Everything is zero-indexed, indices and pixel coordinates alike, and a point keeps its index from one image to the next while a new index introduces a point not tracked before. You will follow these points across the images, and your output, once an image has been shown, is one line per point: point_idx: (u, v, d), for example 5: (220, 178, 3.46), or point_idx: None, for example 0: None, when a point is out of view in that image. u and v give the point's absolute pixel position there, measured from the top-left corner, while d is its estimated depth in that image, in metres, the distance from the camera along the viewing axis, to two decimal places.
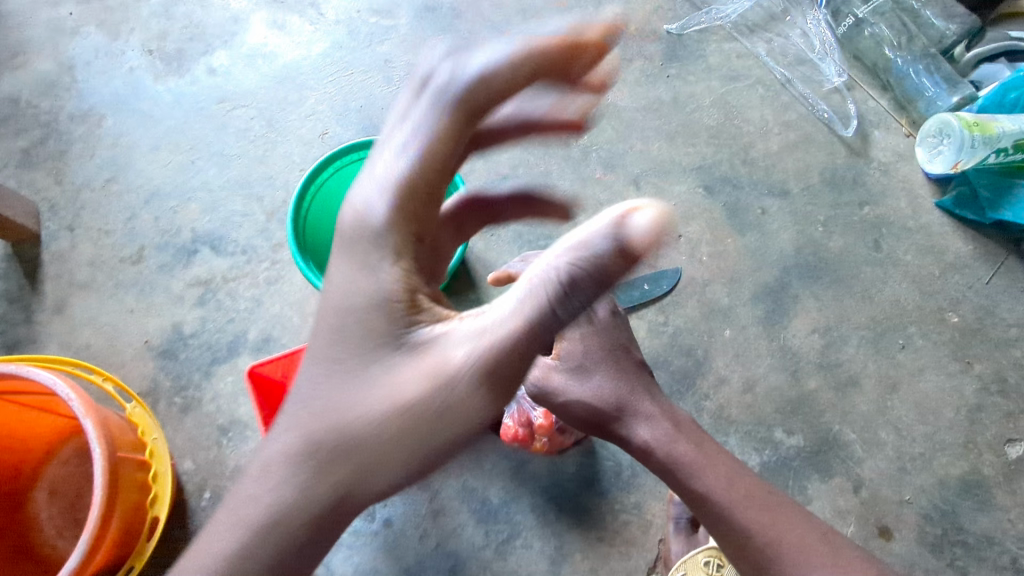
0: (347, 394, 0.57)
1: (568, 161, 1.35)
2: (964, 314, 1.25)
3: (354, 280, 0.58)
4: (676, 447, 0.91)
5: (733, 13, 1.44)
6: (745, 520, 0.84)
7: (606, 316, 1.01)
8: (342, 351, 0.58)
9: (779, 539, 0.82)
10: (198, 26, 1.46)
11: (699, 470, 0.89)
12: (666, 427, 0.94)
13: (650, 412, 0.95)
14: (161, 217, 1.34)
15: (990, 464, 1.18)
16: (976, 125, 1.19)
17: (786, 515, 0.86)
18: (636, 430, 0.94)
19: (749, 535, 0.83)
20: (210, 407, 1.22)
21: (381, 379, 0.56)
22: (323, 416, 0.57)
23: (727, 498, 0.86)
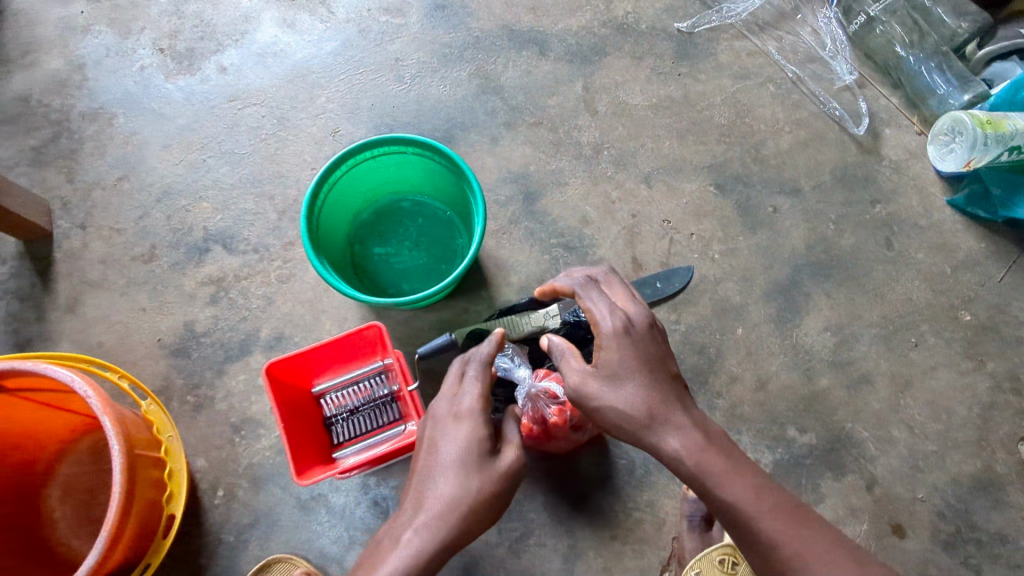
0: (447, 493, 0.74)
1: (579, 159, 1.35)
2: (976, 312, 1.25)
3: (459, 407, 0.80)
4: (706, 456, 0.75)
5: (744, 12, 1.44)
6: (770, 531, 0.71)
7: (643, 321, 0.83)
8: (456, 453, 0.76)
9: (807, 557, 0.70)
10: (208, 25, 1.46)
11: (725, 477, 0.74)
12: (698, 437, 0.77)
13: (685, 421, 0.78)
14: (173, 215, 1.34)
15: (1003, 462, 1.19)
16: (989, 123, 1.18)
17: (816, 530, 0.72)
18: (665, 440, 0.77)
19: (774, 549, 0.71)
20: (223, 405, 1.22)
21: (485, 466, 0.76)
22: (425, 513, 0.73)
23: (752, 508, 0.72)
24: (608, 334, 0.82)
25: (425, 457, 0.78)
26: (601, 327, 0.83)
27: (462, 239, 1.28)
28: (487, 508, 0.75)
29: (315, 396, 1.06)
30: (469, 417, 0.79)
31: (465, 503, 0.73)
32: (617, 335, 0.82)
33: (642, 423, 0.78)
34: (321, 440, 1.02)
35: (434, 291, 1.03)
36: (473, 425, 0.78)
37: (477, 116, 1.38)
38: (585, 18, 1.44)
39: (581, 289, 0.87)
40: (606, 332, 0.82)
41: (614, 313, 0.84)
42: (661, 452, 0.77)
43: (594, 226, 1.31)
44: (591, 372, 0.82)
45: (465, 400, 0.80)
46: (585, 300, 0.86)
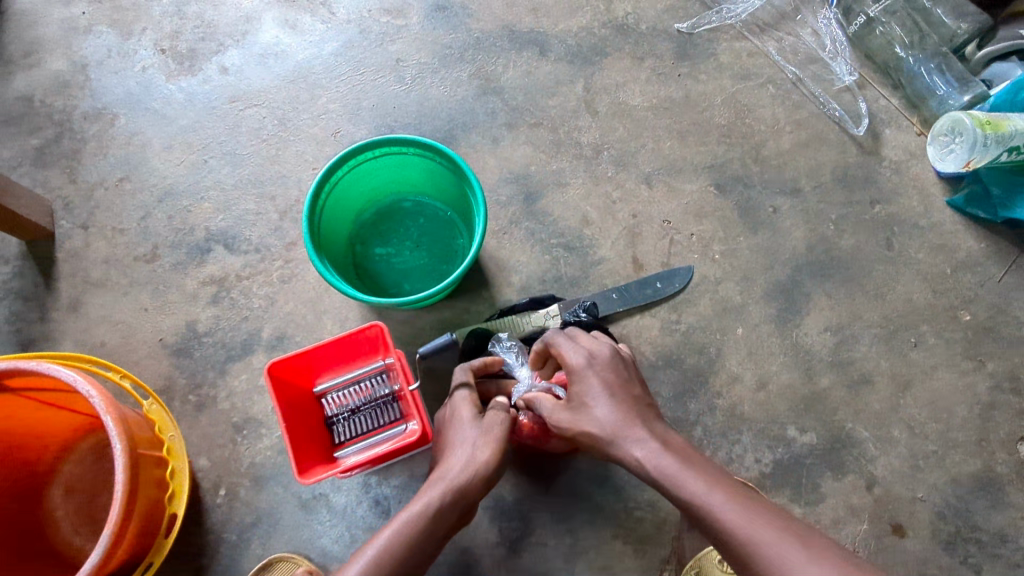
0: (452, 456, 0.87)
1: (580, 160, 1.35)
2: (975, 313, 1.26)
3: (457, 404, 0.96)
4: (663, 458, 0.78)
5: (744, 13, 1.44)
6: (722, 519, 0.71)
7: (606, 353, 0.89)
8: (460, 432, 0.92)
9: (758, 541, 0.68)
10: (209, 26, 1.47)
11: (681, 475, 0.76)
12: (659, 444, 0.80)
13: (645, 433, 0.81)
14: (175, 215, 1.34)
15: (1003, 462, 1.19)
16: (988, 124, 1.19)
17: (772, 519, 0.70)
18: (627, 453, 0.81)
19: (729, 540, 0.70)
20: (225, 405, 1.23)
21: (483, 431, 0.91)
22: (436, 476, 0.86)
23: (703, 499, 0.74)
24: (574, 368, 0.89)
25: (439, 445, 0.94)
26: (568, 363, 0.90)
27: (463, 239, 1.28)
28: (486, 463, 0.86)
29: (316, 395, 1.06)
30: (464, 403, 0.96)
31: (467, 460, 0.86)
32: (582, 367, 0.88)
33: (608, 442, 0.83)
34: (323, 439, 1.03)
35: (433, 291, 1.03)
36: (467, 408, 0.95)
37: (478, 117, 1.39)
38: (585, 19, 1.45)
39: (551, 336, 0.95)
40: (575, 367, 0.89)
41: (578, 349, 0.90)
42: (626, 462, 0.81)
43: (595, 227, 1.31)
44: (566, 407, 0.89)
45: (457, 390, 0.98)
46: (553, 344, 0.93)
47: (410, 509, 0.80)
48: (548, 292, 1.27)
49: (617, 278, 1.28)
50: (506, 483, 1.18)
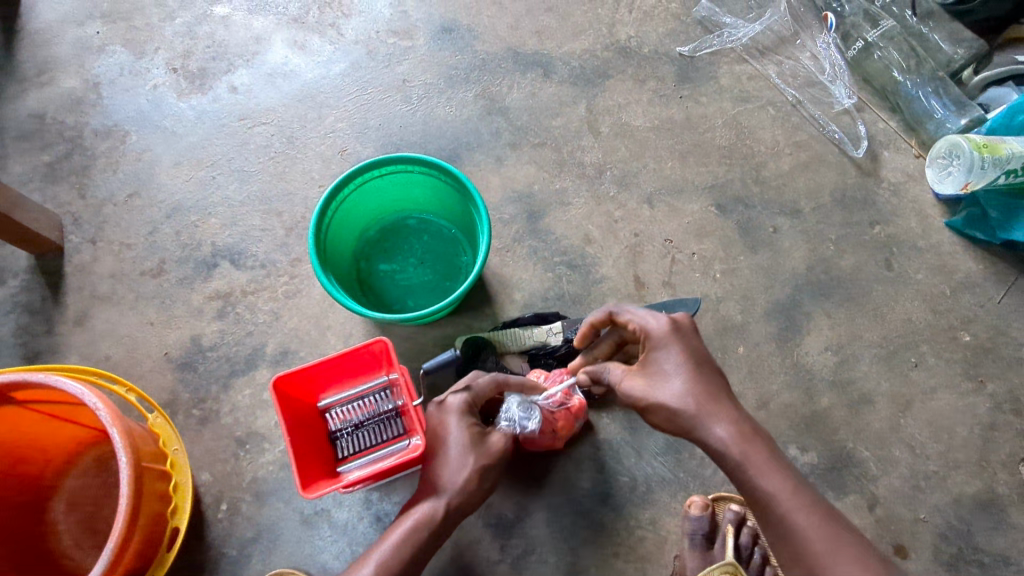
0: (447, 470, 0.93)
1: (582, 179, 1.37)
2: (975, 333, 1.26)
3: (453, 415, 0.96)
4: (748, 449, 0.84)
5: (745, 38, 1.47)
6: (804, 524, 0.80)
7: (688, 325, 0.91)
8: (459, 443, 0.94)
9: (838, 556, 0.78)
10: (220, 46, 1.50)
11: (766, 470, 0.83)
12: (745, 430, 0.85)
13: (734, 415, 0.86)
14: (182, 231, 1.36)
15: (1004, 483, 1.19)
16: (986, 146, 1.21)
17: (848, 536, 0.80)
18: (710, 432, 0.85)
19: (806, 542, 0.80)
20: (228, 420, 1.23)
21: (478, 449, 0.95)
22: (429, 486, 0.94)
23: (790, 501, 0.81)
24: (653, 336, 0.90)
25: (431, 439, 0.97)
26: (647, 330, 0.91)
27: (467, 256, 1.30)
28: (481, 486, 0.94)
29: (321, 409, 1.06)
30: (466, 411, 0.96)
31: (462, 479, 0.93)
32: (665, 334, 0.89)
33: (688, 415, 0.85)
34: (326, 454, 1.03)
35: (439, 307, 1.05)
36: (466, 416, 0.96)
37: (483, 136, 1.41)
38: (589, 42, 1.48)
39: (615, 309, 0.96)
40: (654, 333, 0.90)
41: (658, 316, 0.91)
42: (706, 440, 0.85)
43: (597, 245, 1.33)
44: (639, 373, 0.91)
45: (461, 400, 0.96)
46: (623, 314, 0.95)
47: (406, 525, 0.92)
48: (552, 308, 1.29)
49: (620, 297, 1.29)
50: (507, 499, 1.18)
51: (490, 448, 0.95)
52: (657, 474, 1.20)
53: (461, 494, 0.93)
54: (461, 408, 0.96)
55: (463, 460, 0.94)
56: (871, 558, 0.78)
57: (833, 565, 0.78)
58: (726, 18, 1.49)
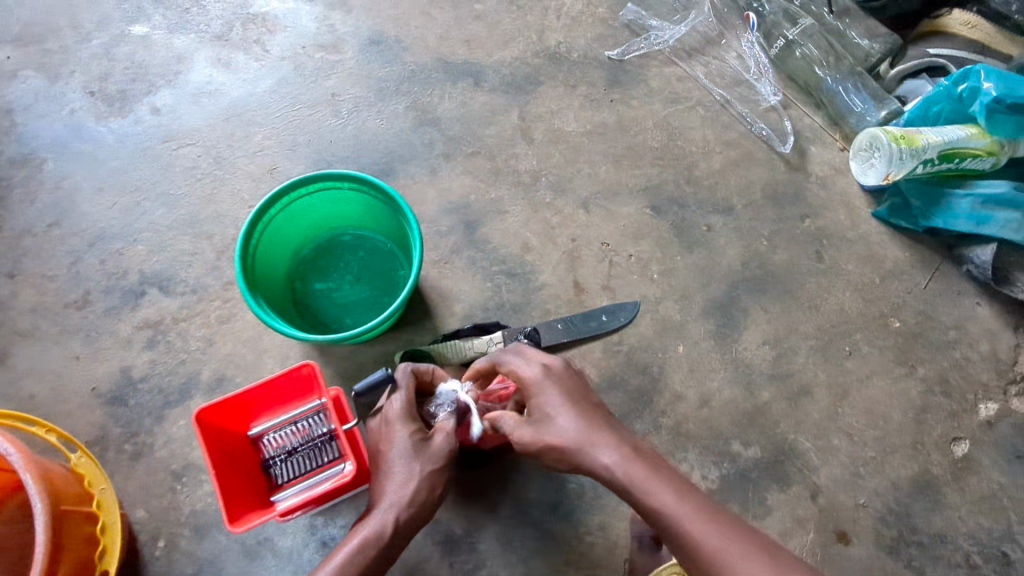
0: (394, 480, 0.90)
1: (518, 187, 1.37)
2: (905, 319, 1.30)
3: (395, 421, 0.95)
4: (633, 468, 0.84)
5: (672, 39, 1.49)
6: (697, 531, 0.79)
7: (564, 367, 0.93)
8: (405, 449, 0.92)
9: (734, 558, 0.77)
10: (140, 67, 1.46)
11: (651, 485, 0.83)
12: (626, 451, 0.86)
13: (615, 441, 0.87)
14: (107, 259, 1.31)
15: (939, 464, 1.21)
16: (903, 138, 1.25)
17: (743, 538, 0.79)
18: (596, 464, 0.85)
19: (700, 551, 0.78)
20: (162, 453, 1.19)
21: (426, 454, 0.93)
22: (376, 502, 0.90)
23: (677, 511, 0.81)
24: (531, 382, 0.91)
25: (376, 455, 0.94)
26: (524, 376, 0.91)
27: (404, 270, 1.28)
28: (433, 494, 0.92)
29: (253, 439, 1.04)
30: (409, 416, 0.95)
31: (412, 486, 0.90)
32: (539, 378, 0.90)
33: (570, 453, 0.86)
34: (260, 485, 1.01)
35: (377, 323, 1.04)
36: (408, 421, 0.95)
37: (416, 148, 1.40)
38: (519, 49, 1.48)
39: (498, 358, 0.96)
40: (532, 379, 0.91)
41: (531, 362, 0.92)
42: (595, 469, 0.85)
43: (535, 252, 1.32)
44: (526, 420, 0.90)
45: (400, 401, 0.96)
46: (502, 364, 0.94)
47: (354, 543, 0.86)
48: (492, 319, 1.28)
49: (560, 303, 1.29)
50: (455, 515, 1.17)
51: (436, 450, 0.93)
52: None
53: (411, 503, 0.90)
54: (399, 409, 0.95)
55: (409, 467, 0.91)
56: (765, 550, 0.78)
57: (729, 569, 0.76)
58: (653, 21, 1.51)
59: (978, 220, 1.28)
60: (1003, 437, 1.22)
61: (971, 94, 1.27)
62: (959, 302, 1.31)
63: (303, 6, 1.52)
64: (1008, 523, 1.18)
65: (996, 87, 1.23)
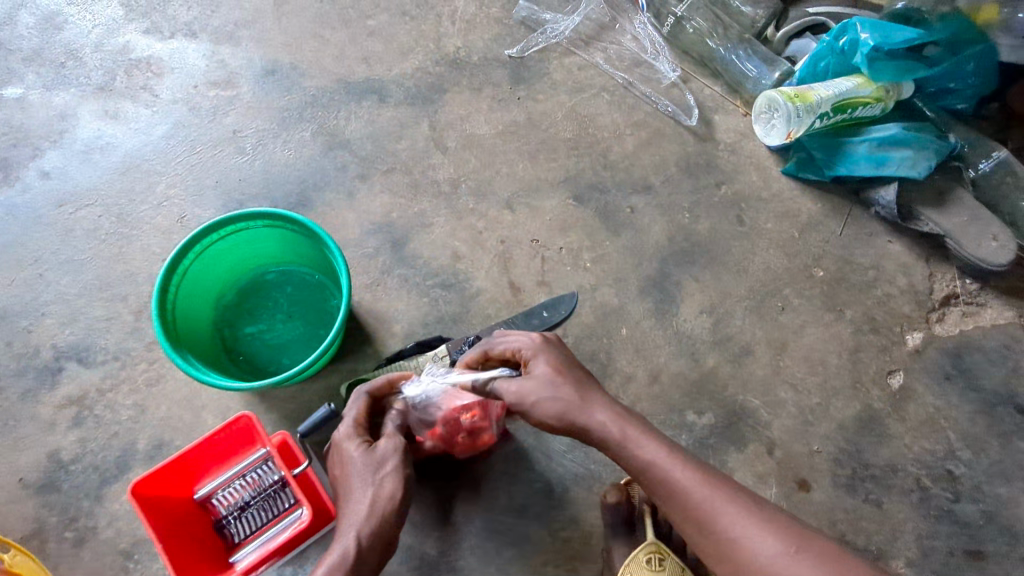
0: (354, 497, 0.86)
1: (440, 197, 1.36)
2: (827, 267, 1.35)
3: (344, 442, 0.91)
4: (626, 425, 0.88)
5: (567, 30, 1.51)
6: (683, 480, 0.84)
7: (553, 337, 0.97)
8: (355, 464, 0.88)
9: (718, 501, 0.81)
10: (19, 131, 1.38)
11: (643, 440, 0.87)
12: (619, 410, 0.90)
13: (610, 402, 0.91)
14: (14, 340, 1.23)
15: (879, 398, 1.27)
16: (797, 96, 1.31)
17: (725, 484, 0.84)
18: (590, 424, 0.89)
19: (688, 496, 0.82)
20: (108, 533, 1.12)
21: (376, 462, 0.88)
22: (343, 522, 0.85)
23: (667, 464, 0.85)
24: (530, 349, 0.94)
25: (337, 481, 0.90)
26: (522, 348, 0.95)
27: (336, 298, 1.24)
28: (394, 502, 0.86)
29: (201, 504, 1.00)
30: (355, 430, 0.92)
31: (369, 500, 0.85)
32: (538, 346, 0.94)
33: (569, 412, 0.89)
34: (217, 549, 0.97)
35: (310, 361, 1.00)
36: (355, 438, 0.91)
37: (329, 174, 1.36)
38: (419, 59, 1.47)
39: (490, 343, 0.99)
40: (528, 349, 0.95)
41: (528, 334, 0.97)
42: (591, 429, 0.89)
43: (466, 260, 1.31)
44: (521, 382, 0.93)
45: (350, 416, 0.93)
46: (495, 346, 0.98)
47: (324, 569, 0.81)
48: (434, 333, 1.26)
49: (499, 307, 1.28)
50: (429, 537, 1.15)
51: (384, 454, 0.89)
52: (570, 472, 1.20)
53: (372, 517, 0.84)
54: (348, 430, 0.92)
55: (365, 481, 0.87)
56: (746, 501, 0.82)
57: (715, 511, 0.81)
58: (547, 14, 1.52)
59: (877, 162, 1.35)
60: (931, 361, 1.29)
61: (852, 47, 1.35)
62: (873, 243, 1.37)
63: (188, 43, 1.46)
64: (948, 442, 1.24)
65: (872, 36, 1.31)
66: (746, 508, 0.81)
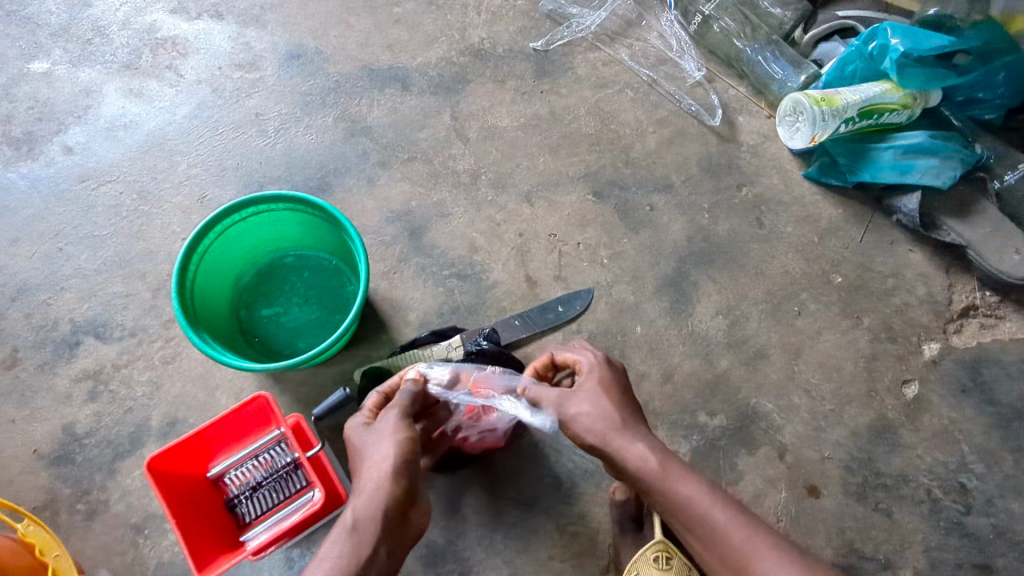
0: (360, 472, 0.85)
1: (459, 187, 1.35)
2: (846, 273, 1.34)
3: (352, 430, 0.92)
4: (666, 459, 0.87)
5: (593, 25, 1.50)
6: (722, 521, 0.80)
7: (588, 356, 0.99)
8: (359, 442, 0.89)
9: (758, 545, 0.78)
10: (45, 105, 1.38)
11: (682, 478, 0.85)
12: (661, 447, 0.89)
13: (650, 435, 0.90)
14: (34, 312, 1.24)
15: (893, 407, 1.26)
16: (823, 100, 1.30)
17: (765, 529, 0.81)
18: (625, 450, 0.88)
19: (728, 541, 0.80)
20: (119, 508, 1.13)
21: (375, 437, 0.88)
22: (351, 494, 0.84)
23: (706, 503, 0.82)
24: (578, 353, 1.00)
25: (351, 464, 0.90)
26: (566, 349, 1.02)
27: (353, 285, 1.24)
28: (392, 468, 0.83)
29: (214, 482, 1.00)
30: (362, 419, 0.93)
31: (369, 469, 0.84)
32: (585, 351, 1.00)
33: (608, 432, 0.89)
34: (228, 529, 0.98)
35: (328, 344, 1.00)
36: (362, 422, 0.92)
37: (350, 159, 1.36)
38: (443, 49, 1.46)
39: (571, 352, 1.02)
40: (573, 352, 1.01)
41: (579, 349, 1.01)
42: (630, 456, 0.87)
43: (483, 252, 1.31)
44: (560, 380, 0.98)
45: (360, 410, 0.95)
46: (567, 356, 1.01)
47: (329, 542, 0.79)
48: (448, 323, 1.26)
49: (515, 299, 1.28)
50: (436, 526, 1.16)
51: (384, 426, 0.89)
52: (579, 467, 1.19)
53: (373, 487, 0.82)
54: (356, 419, 0.93)
55: (369, 455, 0.86)
56: (784, 550, 0.78)
57: (755, 557, 0.77)
58: (573, 9, 1.51)
59: (901, 170, 1.34)
60: (948, 373, 1.28)
61: (881, 52, 1.33)
62: (893, 251, 1.36)
63: (214, 25, 1.46)
64: (961, 454, 1.23)
65: (903, 42, 1.29)
66: (788, 555, 0.77)
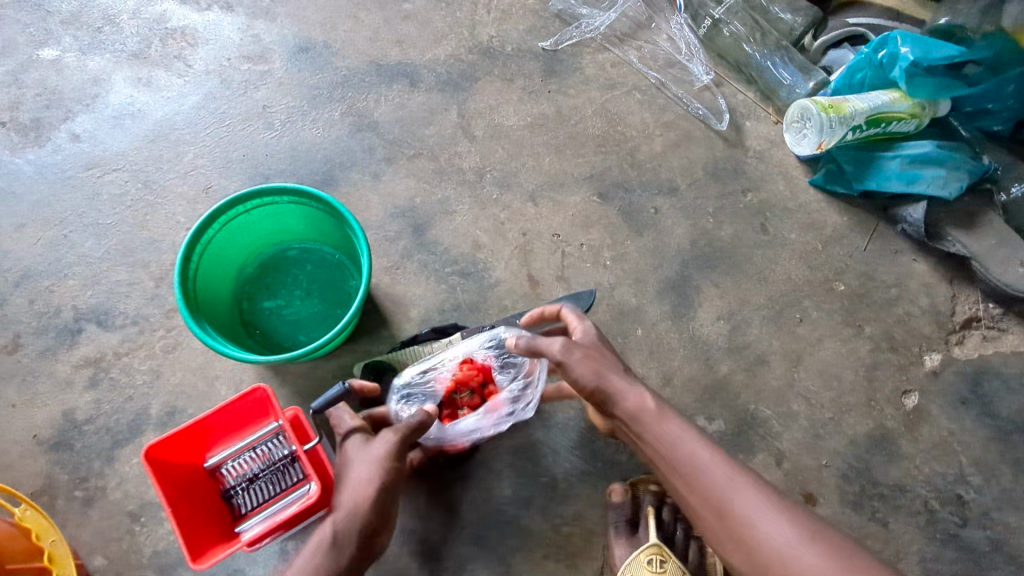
0: (344, 486, 0.84)
1: (464, 185, 1.35)
2: (849, 282, 1.34)
3: (345, 441, 0.90)
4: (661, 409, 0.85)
5: (602, 26, 1.50)
6: (710, 466, 0.81)
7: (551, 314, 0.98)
8: (350, 456, 0.87)
9: (742, 492, 0.78)
10: (54, 92, 1.39)
11: (674, 423, 0.84)
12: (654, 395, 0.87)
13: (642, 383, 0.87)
14: (37, 298, 1.24)
15: (892, 417, 1.26)
16: (831, 107, 1.30)
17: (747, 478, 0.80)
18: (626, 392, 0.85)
19: (716, 486, 0.79)
20: (116, 495, 1.14)
21: (365, 454, 0.86)
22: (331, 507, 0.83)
23: (696, 449, 0.82)
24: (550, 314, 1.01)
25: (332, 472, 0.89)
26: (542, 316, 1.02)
27: (355, 280, 1.24)
28: (377, 494, 0.82)
29: (210, 473, 1.00)
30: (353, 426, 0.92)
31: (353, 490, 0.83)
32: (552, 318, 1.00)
33: (609, 374, 0.86)
34: (224, 520, 0.98)
35: (328, 337, 1.00)
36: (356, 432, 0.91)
37: (356, 154, 1.36)
38: (451, 46, 1.46)
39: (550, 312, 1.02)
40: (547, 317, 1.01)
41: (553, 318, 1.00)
42: (622, 400, 0.85)
43: (486, 250, 1.31)
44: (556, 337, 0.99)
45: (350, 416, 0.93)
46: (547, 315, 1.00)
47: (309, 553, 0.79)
48: (449, 321, 1.26)
49: (517, 299, 1.28)
50: (432, 523, 1.16)
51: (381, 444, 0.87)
52: (576, 468, 1.19)
53: (359, 507, 0.81)
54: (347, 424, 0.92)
55: (357, 471, 0.84)
56: (763, 493, 0.79)
57: (742, 503, 0.78)
58: (583, 9, 1.51)
59: (909, 179, 1.33)
60: (948, 384, 1.28)
61: (890, 60, 1.33)
62: (897, 261, 1.36)
63: (224, 16, 1.46)
64: (959, 466, 1.23)
65: (912, 51, 1.28)
66: (770, 505, 0.78)
